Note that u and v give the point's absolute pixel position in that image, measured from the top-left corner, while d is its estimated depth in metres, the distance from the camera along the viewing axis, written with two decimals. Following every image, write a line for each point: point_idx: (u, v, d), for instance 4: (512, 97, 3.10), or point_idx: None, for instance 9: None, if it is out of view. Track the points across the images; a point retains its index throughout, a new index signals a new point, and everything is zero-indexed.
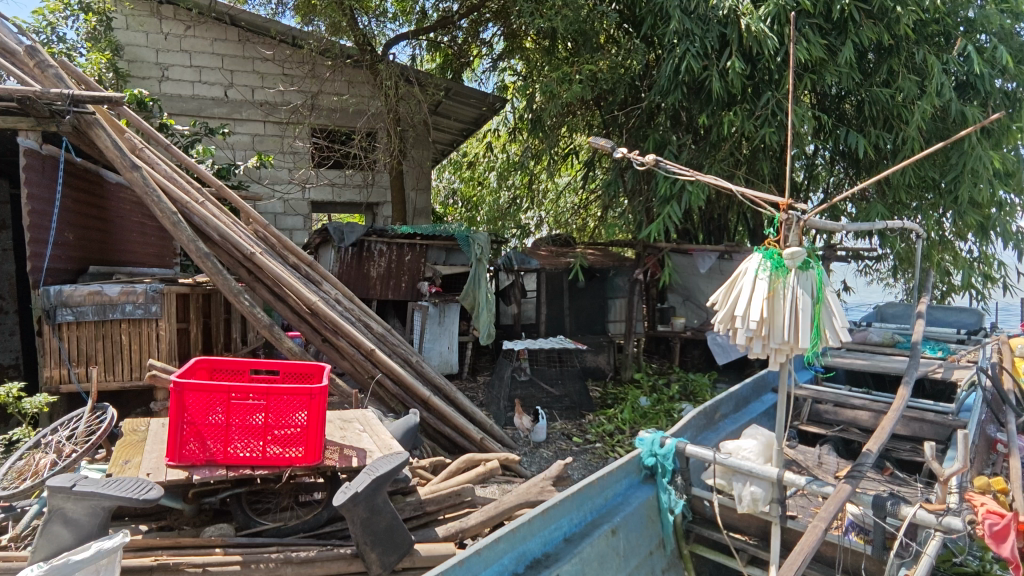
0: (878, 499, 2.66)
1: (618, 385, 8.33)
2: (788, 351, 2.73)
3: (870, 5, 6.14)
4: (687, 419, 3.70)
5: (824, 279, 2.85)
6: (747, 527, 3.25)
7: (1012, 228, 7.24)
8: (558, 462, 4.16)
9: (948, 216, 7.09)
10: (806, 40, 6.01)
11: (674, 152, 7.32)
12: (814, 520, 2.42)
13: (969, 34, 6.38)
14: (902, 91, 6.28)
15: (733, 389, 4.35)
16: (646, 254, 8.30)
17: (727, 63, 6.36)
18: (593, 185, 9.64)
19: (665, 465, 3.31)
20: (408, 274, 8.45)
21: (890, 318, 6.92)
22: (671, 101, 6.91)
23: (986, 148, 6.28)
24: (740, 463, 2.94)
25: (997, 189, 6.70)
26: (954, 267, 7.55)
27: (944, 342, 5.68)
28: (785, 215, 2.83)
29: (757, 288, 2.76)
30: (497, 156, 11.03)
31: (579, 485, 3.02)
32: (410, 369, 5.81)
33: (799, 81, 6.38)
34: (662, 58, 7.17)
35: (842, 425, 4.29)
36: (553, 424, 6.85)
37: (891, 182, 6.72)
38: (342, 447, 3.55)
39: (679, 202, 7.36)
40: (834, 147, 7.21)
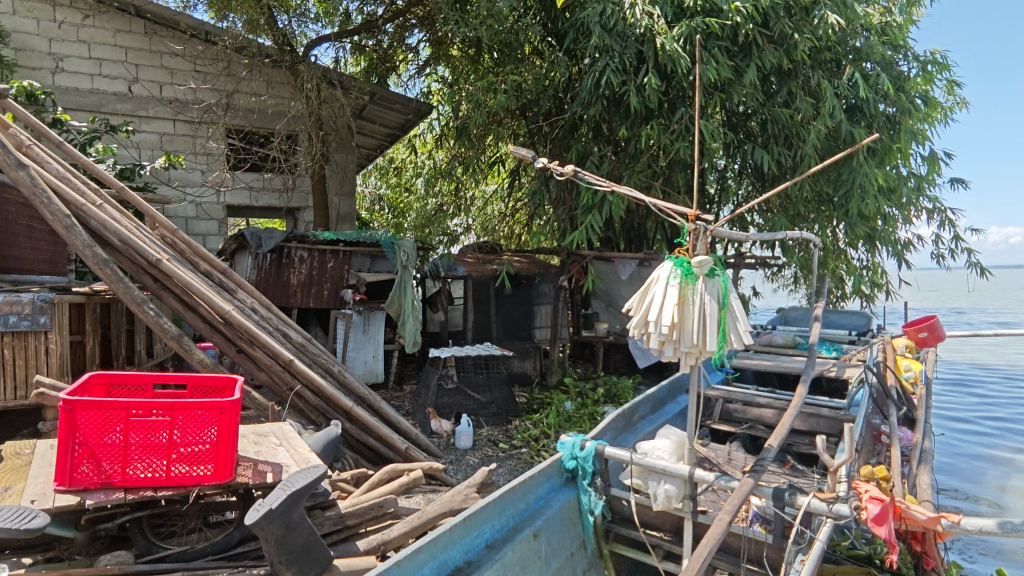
0: (777, 490, 2.87)
1: (545, 390, 8.48)
2: (697, 354, 2.90)
3: (772, 31, 6.63)
4: (607, 421, 3.83)
5: (728, 286, 3.04)
6: (662, 524, 3.40)
7: (895, 239, 7.99)
8: (482, 469, 4.19)
9: (841, 227, 7.73)
10: (715, 61, 6.40)
11: (595, 163, 7.62)
12: (720, 513, 2.58)
13: (857, 62, 7.00)
14: (800, 111, 6.81)
15: (651, 392, 4.54)
16: (570, 261, 8.50)
17: (644, 80, 6.64)
18: (520, 193, 9.79)
19: (585, 467, 3.42)
20: (330, 281, 8.27)
21: (792, 321, 7.45)
22: (593, 113, 7.18)
23: (872, 166, 6.86)
24: (655, 463, 3.08)
25: (882, 203, 7.36)
26: (846, 274, 8.26)
27: (838, 342, 6.19)
28: (694, 225, 3.00)
29: (669, 295, 2.91)
30: (424, 163, 10.97)
31: (502, 490, 3.05)
32: (332, 379, 5.66)
33: (710, 99, 6.79)
34: (584, 72, 7.41)
35: (750, 423, 4.56)
36: (480, 431, 6.86)
37: (792, 196, 7.28)
38: (256, 462, 3.40)
39: (601, 212, 7.60)
40: (743, 162, 7.72)
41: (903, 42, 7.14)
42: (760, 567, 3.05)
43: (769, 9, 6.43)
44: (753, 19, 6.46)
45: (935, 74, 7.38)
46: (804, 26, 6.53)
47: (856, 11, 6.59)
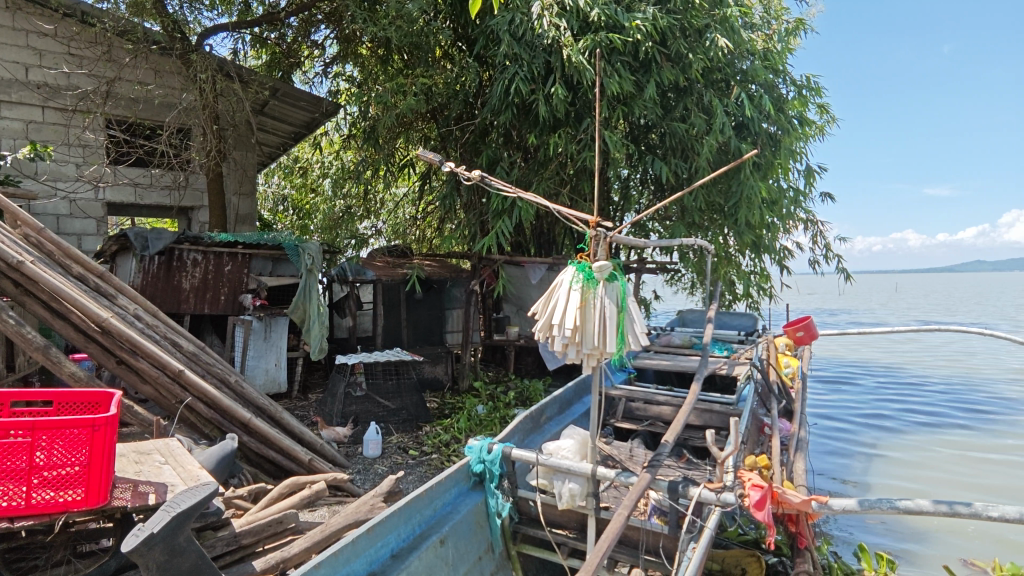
0: (672, 483, 3.03)
1: (456, 395, 8.44)
2: (598, 355, 3.02)
3: (668, 50, 7.04)
4: (515, 423, 3.89)
5: (627, 290, 3.20)
6: (567, 522, 3.49)
7: (776, 246, 8.73)
8: (389, 477, 4.11)
9: (731, 235, 8.33)
10: (617, 75, 6.71)
11: (505, 169, 7.76)
12: (620, 509, 2.68)
13: (744, 82, 7.57)
14: (694, 126, 7.30)
15: (557, 393, 4.66)
16: (481, 265, 8.54)
17: (552, 89, 6.81)
18: (431, 197, 9.71)
19: (493, 470, 3.46)
20: (227, 286, 7.75)
21: (689, 323, 7.95)
22: (502, 119, 7.30)
23: (756, 180, 7.43)
24: (559, 462, 3.18)
25: (766, 214, 8.01)
26: (736, 278, 8.91)
27: (728, 342, 6.67)
28: (594, 232, 3.12)
29: (571, 298, 3.01)
30: (332, 163, 10.62)
31: (408, 497, 3.02)
32: (228, 390, 5.33)
33: (613, 111, 7.10)
34: (494, 78, 7.51)
35: (650, 420, 4.80)
36: (390, 438, 6.70)
37: (687, 206, 7.76)
38: (138, 483, 3.13)
39: (511, 217, 7.70)
40: (644, 172, 8.13)
41: (783, 67, 7.83)
42: (656, 556, 3.21)
43: (666, 29, 6.82)
44: (651, 37, 6.81)
45: (809, 97, 8.14)
46: (697, 47, 6.98)
47: (742, 37, 7.12)
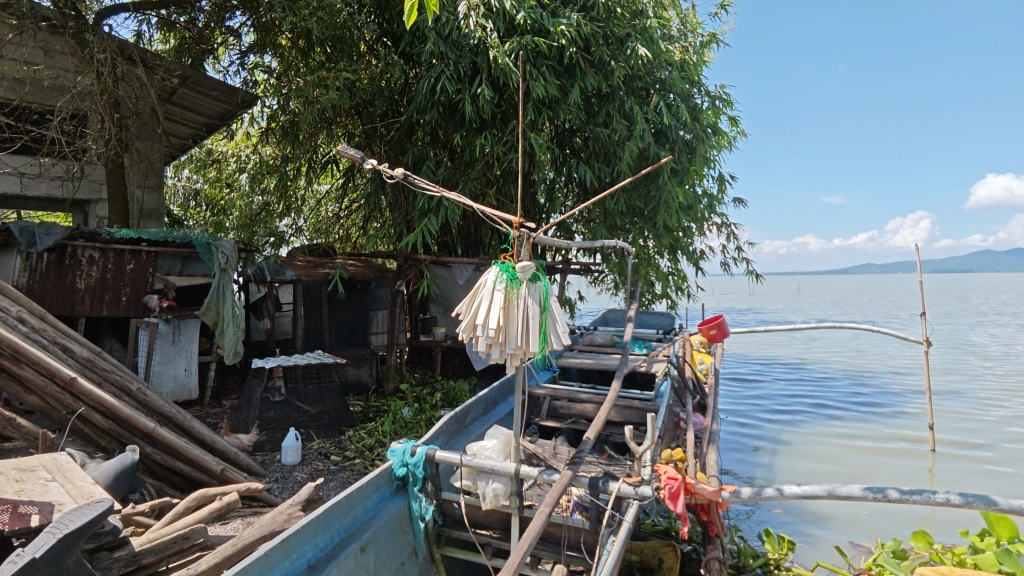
0: (593, 479, 3.11)
1: (381, 398, 8.28)
2: (521, 355, 3.05)
3: (592, 57, 7.22)
4: (439, 425, 3.86)
5: (550, 290, 3.25)
6: (491, 522, 3.49)
7: (691, 249, 9.17)
8: (308, 485, 3.95)
9: (650, 238, 8.67)
10: (542, 78, 6.81)
11: (431, 168, 7.70)
12: (541, 507, 2.73)
13: (663, 91, 7.89)
14: (616, 132, 7.55)
15: (482, 394, 4.67)
16: (407, 265, 8.41)
17: (478, 90, 6.81)
18: (355, 194, 9.46)
19: (416, 473, 3.42)
20: (129, 285, 7.20)
21: (611, 322, 8.22)
22: (428, 118, 7.23)
23: (673, 185, 7.77)
24: (483, 462, 3.21)
25: (683, 218, 8.41)
26: (656, 279, 9.27)
27: (647, 340, 6.94)
28: (518, 232, 3.14)
29: (495, 299, 3.02)
30: (249, 158, 10.11)
31: (326, 506, 2.91)
32: (129, 399, 4.94)
33: (538, 114, 7.20)
34: (420, 76, 7.42)
35: (573, 418, 4.90)
36: (310, 444, 6.46)
37: (609, 209, 8.00)
38: (18, 503, 2.84)
39: (437, 216, 7.63)
40: (569, 175, 8.30)
41: (698, 78, 8.22)
42: (577, 551, 3.28)
43: (590, 35, 6.99)
44: (576, 43, 6.96)
45: (722, 108, 8.61)
46: (619, 54, 7.20)
47: (660, 47, 7.40)
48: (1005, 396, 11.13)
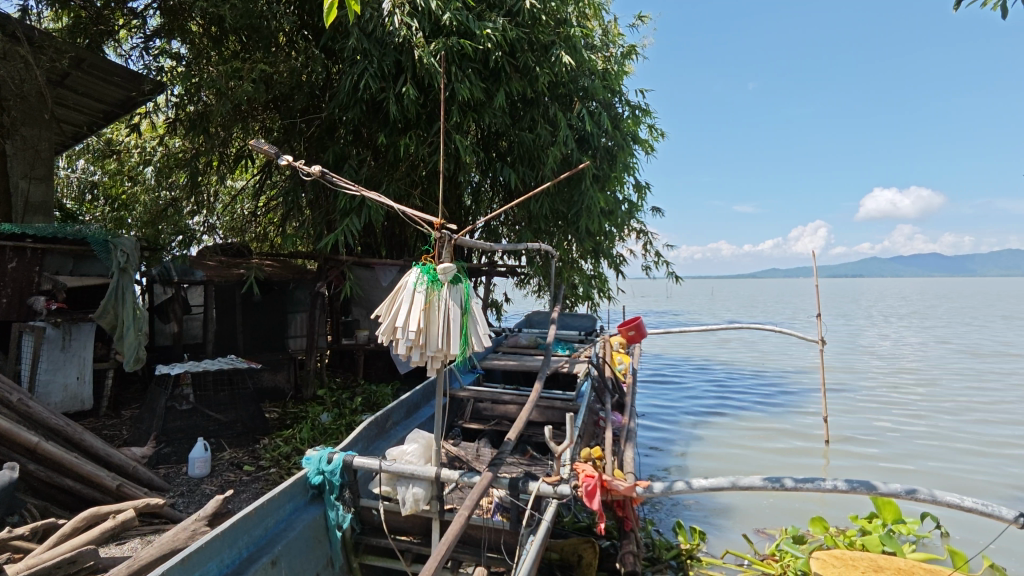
0: (513, 480, 3.14)
1: (299, 404, 7.96)
2: (442, 357, 3.03)
3: (517, 61, 7.28)
4: (357, 431, 3.77)
5: (471, 292, 3.26)
6: (412, 527, 3.44)
7: (612, 252, 9.47)
8: (215, 498, 3.74)
9: (573, 242, 8.89)
10: (469, 81, 6.82)
11: (354, 167, 7.50)
12: (461, 509, 2.72)
13: (585, 99, 8.09)
14: (540, 136, 7.69)
15: (404, 397, 4.62)
16: (328, 266, 8.09)
17: (402, 89, 6.72)
18: (272, 191, 9.08)
19: (332, 481, 3.33)
20: (13, 287, 6.42)
21: (536, 324, 8.33)
22: (350, 115, 7.04)
23: (595, 191, 7.99)
24: (402, 467, 3.17)
25: (604, 223, 8.67)
26: (579, 282, 9.50)
27: (569, 341, 7.12)
28: (439, 234, 3.13)
29: (415, 301, 2.99)
30: (153, 150, 9.44)
31: (234, 519, 2.77)
32: (8, 411, 4.48)
33: (463, 116, 7.20)
34: (342, 72, 7.22)
35: (496, 420, 4.94)
36: (220, 455, 6.10)
37: (534, 213, 8.11)
38: None
39: (360, 216, 7.43)
40: (495, 178, 8.38)
41: (619, 88, 8.52)
42: (498, 552, 3.29)
43: (515, 41, 7.06)
44: (501, 47, 7.01)
45: (641, 118, 8.96)
46: (543, 61, 7.32)
47: (583, 56, 7.57)
48: (889, 392, 12.25)
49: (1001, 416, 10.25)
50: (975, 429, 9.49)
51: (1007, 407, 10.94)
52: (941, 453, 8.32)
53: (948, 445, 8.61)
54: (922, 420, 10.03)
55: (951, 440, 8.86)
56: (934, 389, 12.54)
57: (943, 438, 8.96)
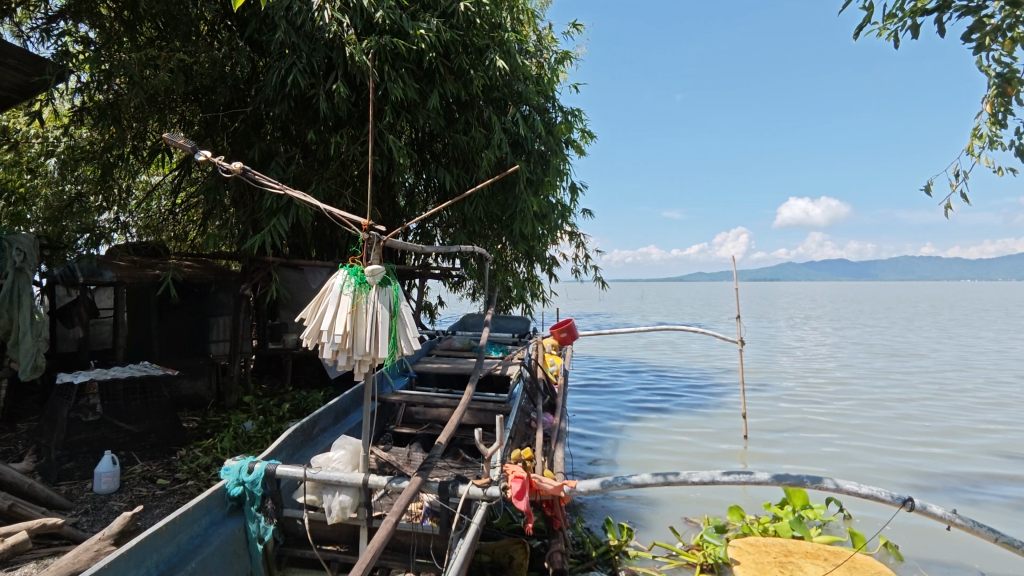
0: (443, 484, 3.12)
1: (221, 412, 7.58)
2: (370, 361, 2.97)
3: (451, 63, 7.24)
4: (282, 439, 3.65)
5: (400, 295, 3.22)
6: (338, 537, 3.36)
7: (545, 255, 9.62)
8: (123, 515, 3.52)
9: (507, 245, 8.97)
10: (402, 82, 6.75)
11: (281, 165, 7.20)
12: (389, 515, 2.69)
13: (519, 103, 8.17)
14: (474, 140, 7.71)
15: (332, 403, 4.50)
16: (253, 268, 7.78)
17: (333, 86, 6.55)
18: (192, 189, 8.66)
19: (254, 491, 3.19)
20: None
21: (470, 326, 8.33)
22: (277, 111, 6.79)
23: (529, 196, 8.06)
24: (329, 475, 3.10)
25: (538, 227, 8.77)
26: (513, 285, 9.57)
27: (503, 343, 7.17)
28: (368, 235, 3.07)
29: (342, 303, 2.92)
30: (56, 140, 8.73)
31: (142, 537, 2.60)
32: None
33: (396, 116, 7.12)
34: (268, 66, 6.95)
35: (429, 423, 4.91)
36: (131, 469, 5.71)
37: (469, 216, 8.11)
38: None
39: (287, 216, 7.17)
40: (430, 179, 8.34)
41: (552, 94, 8.68)
42: (427, 557, 3.26)
43: (450, 42, 7.02)
44: (435, 49, 6.96)
45: (574, 124, 9.14)
46: (478, 64, 7.33)
47: (517, 61, 7.63)
48: (802, 390, 13.08)
49: (897, 409, 11.16)
50: (875, 422, 10.28)
51: (903, 402, 11.91)
52: (847, 444, 8.95)
53: (852, 436, 9.30)
54: (830, 414, 10.77)
55: (856, 432, 9.56)
56: (841, 386, 13.49)
57: (848, 430, 9.66)
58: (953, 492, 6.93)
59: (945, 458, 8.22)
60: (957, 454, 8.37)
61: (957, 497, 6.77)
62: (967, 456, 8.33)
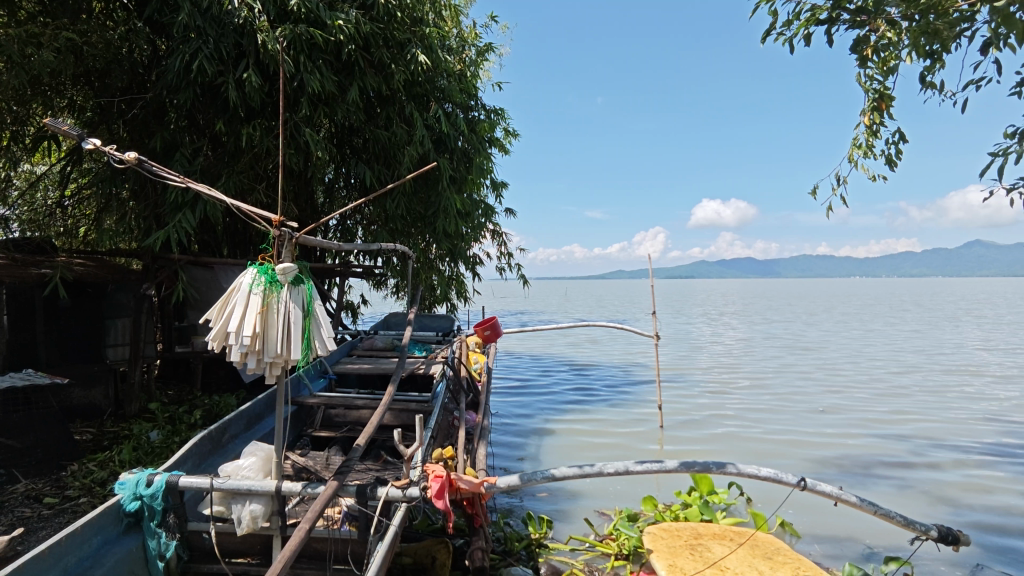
0: (361, 487, 3.04)
1: (121, 422, 7.05)
2: (282, 363, 2.86)
3: (371, 57, 7.07)
4: (187, 448, 3.45)
5: (314, 294, 3.12)
6: (249, 549, 3.21)
7: (468, 254, 9.63)
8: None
9: (431, 243, 8.90)
10: (319, 73, 6.52)
11: (187, 156, 6.75)
12: (303, 522, 2.59)
13: (441, 100, 8.12)
14: (396, 135, 7.58)
15: (243, 408, 4.28)
16: (156, 266, 7.24)
17: (243, 74, 6.20)
18: (85, 180, 7.96)
19: (153, 506, 2.99)
20: None
21: (393, 326, 8.19)
22: (181, 99, 6.36)
23: (452, 194, 8.02)
24: (238, 484, 2.96)
25: (461, 225, 8.74)
26: (437, 284, 9.50)
27: (427, 343, 7.11)
28: (279, 232, 2.95)
29: (250, 303, 2.79)
30: None
31: (21, 562, 2.36)
32: None
33: (314, 109, 6.90)
34: (171, 50, 6.50)
35: (349, 425, 4.78)
36: (13, 488, 5.17)
37: (391, 215, 7.97)
38: None
39: (194, 211, 6.74)
40: (350, 174, 8.13)
41: (474, 92, 8.70)
42: (344, 564, 3.18)
43: (370, 35, 6.84)
44: (354, 41, 6.77)
45: (497, 122, 9.19)
46: (399, 58, 7.21)
47: (439, 57, 7.56)
48: (712, 383, 13.88)
49: (795, 399, 12.09)
50: (777, 411, 11.08)
51: (801, 392, 12.90)
52: (751, 431, 9.59)
53: (756, 425, 9.97)
54: (738, 405, 11.49)
55: (759, 421, 10.27)
56: (747, 379, 14.43)
57: (753, 419, 10.35)
58: (844, 472, 7.58)
59: (835, 441, 9.01)
60: (846, 438, 9.18)
61: (846, 477, 7.42)
62: (855, 439, 9.16)
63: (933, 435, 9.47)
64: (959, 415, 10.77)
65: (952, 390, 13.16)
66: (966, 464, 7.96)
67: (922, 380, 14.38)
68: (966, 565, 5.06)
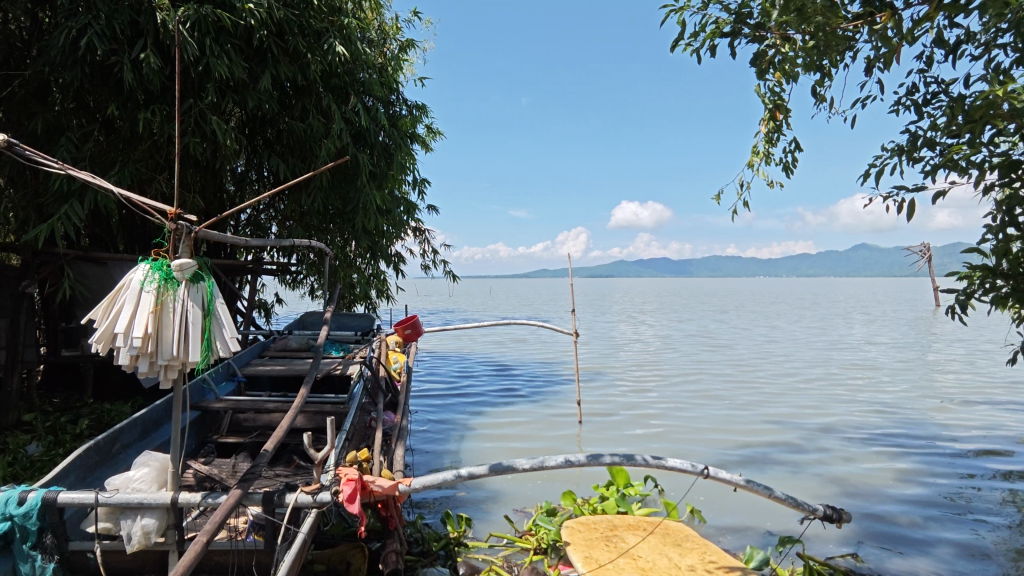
0: (267, 494, 2.89)
1: None
2: (178, 366, 2.65)
3: (285, 44, 6.73)
4: (69, 461, 3.15)
5: (216, 291, 2.91)
6: (141, 566, 2.98)
7: (389, 251, 9.43)
8: None
9: (350, 240, 8.64)
10: (228, 59, 6.14)
11: (74, 141, 6.16)
12: (202, 533, 2.43)
13: (361, 93, 7.87)
14: (312, 127, 7.25)
15: (138, 415, 3.97)
16: (38, 261, 6.57)
17: (140, 54, 5.73)
18: None
19: (27, 526, 2.70)
20: None
21: (309, 325, 7.88)
22: (68, 78, 5.79)
23: (372, 190, 7.79)
24: (127, 498, 2.74)
25: (381, 222, 8.53)
26: (357, 282, 9.23)
27: (344, 342, 6.90)
28: (175, 225, 2.73)
29: (141, 302, 2.58)
30: None
31: None
32: None
33: (221, 97, 6.49)
34: (55, 24, 5.91)
35: (259, 430, 4.53)
36: None
37: (307, 210, 7.66)
38: None
39: (83, 201, 6.17)
40: (263, 166, 7.74)
41: (395, 86, 8.52)
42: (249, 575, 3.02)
43: (283, 21, 6.53)
44: (267, 26, 6.46)
45: (419, 118, 9.06)
46: (315, 48, 6.92)
47: (358, 48, 7.33)
48: (629, 380, 14.38)
49: (705, 394, 12.74)
50: (689, 406, 11.64)
51: (710, 387, 13.63)
52: (665, 426, 10.02)
53: (670, 419, 10.42)
54: (653, 401, 11.97)
55: (671, 416, 10.75)
56: (662, 375, 15.06)
57: (667, 414, 10.82)
58: (747, 461, 8.07)
59: (740, 432, 9.58)
60: (750, 429, 9.79)
61: (750, 465, 7.91)
62: (758, 429, 9.78)
63: (825, 423, 10.29)
64: (848, 405, 11.76)
65: (842, 382, 14.34)
66: (853, 449, 8.69)
67: (817, 373, 15.58)
68: (851, 544, 5.52)
